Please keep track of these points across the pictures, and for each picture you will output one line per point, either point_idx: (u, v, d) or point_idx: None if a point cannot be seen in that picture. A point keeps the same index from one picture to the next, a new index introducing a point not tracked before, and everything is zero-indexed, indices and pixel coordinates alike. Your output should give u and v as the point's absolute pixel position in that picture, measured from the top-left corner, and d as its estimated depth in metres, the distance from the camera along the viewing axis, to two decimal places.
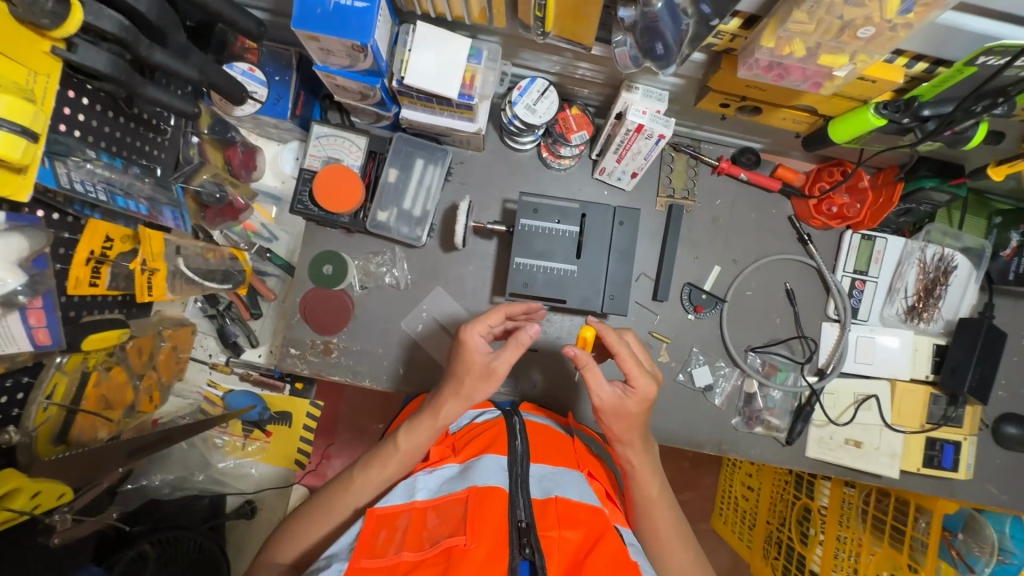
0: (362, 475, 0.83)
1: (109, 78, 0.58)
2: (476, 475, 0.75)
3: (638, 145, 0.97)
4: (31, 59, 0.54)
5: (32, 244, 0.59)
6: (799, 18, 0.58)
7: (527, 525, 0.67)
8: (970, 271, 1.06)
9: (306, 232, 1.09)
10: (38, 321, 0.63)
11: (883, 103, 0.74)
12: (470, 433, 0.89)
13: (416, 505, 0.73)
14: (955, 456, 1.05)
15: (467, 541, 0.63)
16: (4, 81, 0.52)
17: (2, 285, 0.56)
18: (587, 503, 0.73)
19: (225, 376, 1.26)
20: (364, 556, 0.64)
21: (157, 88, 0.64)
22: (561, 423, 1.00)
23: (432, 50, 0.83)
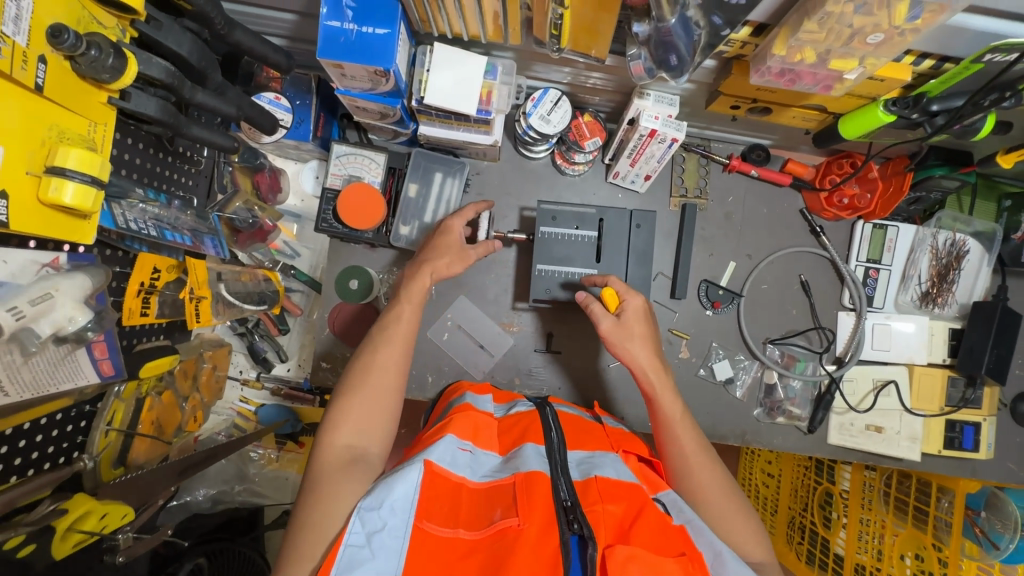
0: (390, 344, 0.86)
1: (156, 122, 0.62)
2: (519, 462, 0.78)
3: (651, 150, 1.00)
4: (90, 109, 0.58)
5: (94, 283, 0.64)
6: (810, 29, 0.60)
7: (572, 504, 0.70)
8: (983, 254, 1.08)
9: (331, 248, 1.12)
10: (101, 354, 0.71)
11: (892, 100, 0.76)
12: (506, 423, 0.91)
13: (467, 486, 0.75)
14: (975, 437, 1.07)
15: (520, 521, 0.66)
16: (71, 134, 0.57)
17: (72, 323, 0.61)
18: (626, 481, 0.75)
19: (257, 391, 1.31)
20: (425, 517, 0.68)
21: (199, 126, 0.67)
22: (591, 414, 1.02)
23: (448, 69, 0.86)
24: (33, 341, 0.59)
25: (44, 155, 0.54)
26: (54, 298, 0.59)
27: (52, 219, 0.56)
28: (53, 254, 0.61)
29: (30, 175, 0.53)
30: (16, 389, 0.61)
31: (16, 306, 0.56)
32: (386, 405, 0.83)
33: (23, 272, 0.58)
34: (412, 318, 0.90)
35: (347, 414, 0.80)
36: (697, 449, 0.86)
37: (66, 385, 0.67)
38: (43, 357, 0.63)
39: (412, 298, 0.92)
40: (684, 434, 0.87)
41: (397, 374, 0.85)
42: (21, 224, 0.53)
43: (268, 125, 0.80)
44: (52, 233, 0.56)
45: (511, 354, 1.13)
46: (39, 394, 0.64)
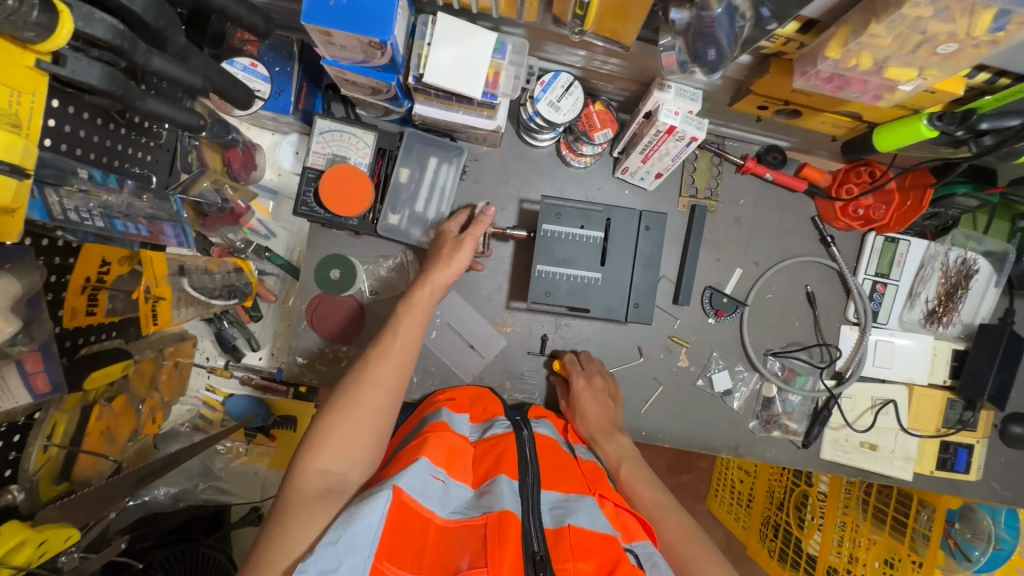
0: (382, 360, 0.81)
1: (104, 94, 0.51)
2: (492, 500, 0.73)
3: (667, 147, 0.92)
4: (12, 75, 0.46)
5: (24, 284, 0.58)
6: (876, 32, 0.53)
7: (542, 557, 0.66)
8: (991, 275, 1.05)
9: (310, 234, 1.02)
10: (34, 368, 0.64)
11: (937, 114, 0.71)
12: (482, 449, 0.86)
13: (435, 521, 0.69)
14: (967, 459, 1.07)
15: (488, 574, 0.62)
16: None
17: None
18: (602, 532, 0.70)
19: (224, 380, 1.22)
20: (385, 557, 0.62)
21: (156, 100, 0.58)
22: (563, 437, 0.96)
23: (453, 45, 0.76)
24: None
25: None
26: None
27: None
28: None
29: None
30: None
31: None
32: (373, 427, 0.76)
33: None
34: (409, 332, 0.85)
35: (330, 434, 0.73)
36: (654, 498, 0.86)
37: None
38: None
39: (409, 311, 0.87)
40: (641, 486, 0.88)
41: (389, 393, 0.79)
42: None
43: (243, 98, 0.72)
44: None
45: (502, 356, 1.07)
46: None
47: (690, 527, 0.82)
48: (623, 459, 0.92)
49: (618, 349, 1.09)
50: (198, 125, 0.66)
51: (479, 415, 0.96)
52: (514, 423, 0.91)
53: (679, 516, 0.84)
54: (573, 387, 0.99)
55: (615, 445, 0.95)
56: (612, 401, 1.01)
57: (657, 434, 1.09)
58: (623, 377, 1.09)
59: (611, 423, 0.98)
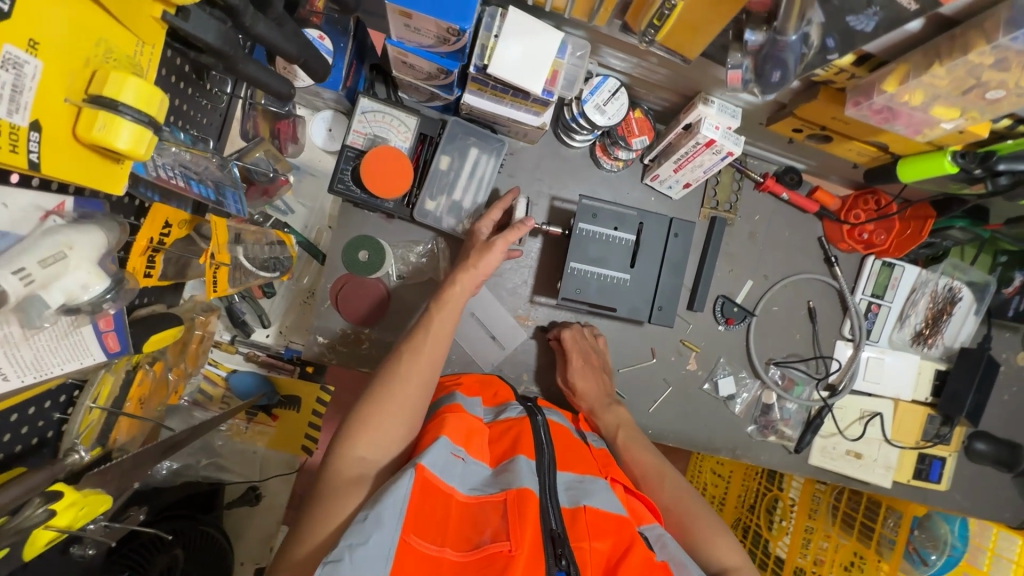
0: (416, 358, 0.80)
1: (211, 52, 0.51)
2: (510, 477, 0.73)
3: (702, 159, 0.96)
4: (140, 26, 0.49)
5: (111, 237, 0.49)
6: (937, 73, 0.59)
7: (560, 534, 0.68)
8: (973, 303, 1.15)
9: (341, 213, 1.01)
10: (107, 326, 0.54)
11: (961, 152, 0.78)
12: (498, 430, 0.85)
13: (456, 497, 0.70)
14: (940, 470, 1.17)
15: (511, 547, 0.63)
16: (118, 54, 0.48)
17: (87, 292, 0.47)
18: (616, 514, 0.72)
19: (229, 354, 1.18)
20: (411, 531, 0.63)
21: (257, 65, 0.56)
22: (573, 425, 0.97)
23: (520, 40, 0.77)
24: (43, 315, 0.45)
25: (90, 80, 0.45)
26: (68, 258, 0.45)
27: (84, 157, 0.46)
28: (60, 198, 0.47)
29: (68, 104, 0.44)
30: (13, 370, 0.46)
31: (22, 268, 0.42)
32: (407, 420, 0.76)
33: (23, 220, 0.44)
34: (441, 330, 0.84)
35: (364, 424, 0.73)
36: (653, 462, 0.92)
37: (66, 366, 0.51)
38: (49, 333, 0.48)
39: (442, 308, 0.85)
40: (639, 452, 0.94)
41: (422, 389, 0.79)
42: (53, 167, 0.43)
43: (322, 72, 0.69)
44: (80, 176, 0.46)
45: (522, 348, 1.08)
46: (43, 378, 0.48)
47: (685, 489, 0.89)
48: (620, 427, 0.98)
49: (632, 349, 1.13)
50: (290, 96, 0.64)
51: (490, 399, 0.95)
52: (527, 407, 0.90)
53: (676, 479, 0.90)
54: (571, 365, 1.01)
55: (613, 415, 0.99)
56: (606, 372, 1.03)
57: (662, 432, 1.14)
58: (636, 376, 1.12)
59: (609, 394, 1.02)
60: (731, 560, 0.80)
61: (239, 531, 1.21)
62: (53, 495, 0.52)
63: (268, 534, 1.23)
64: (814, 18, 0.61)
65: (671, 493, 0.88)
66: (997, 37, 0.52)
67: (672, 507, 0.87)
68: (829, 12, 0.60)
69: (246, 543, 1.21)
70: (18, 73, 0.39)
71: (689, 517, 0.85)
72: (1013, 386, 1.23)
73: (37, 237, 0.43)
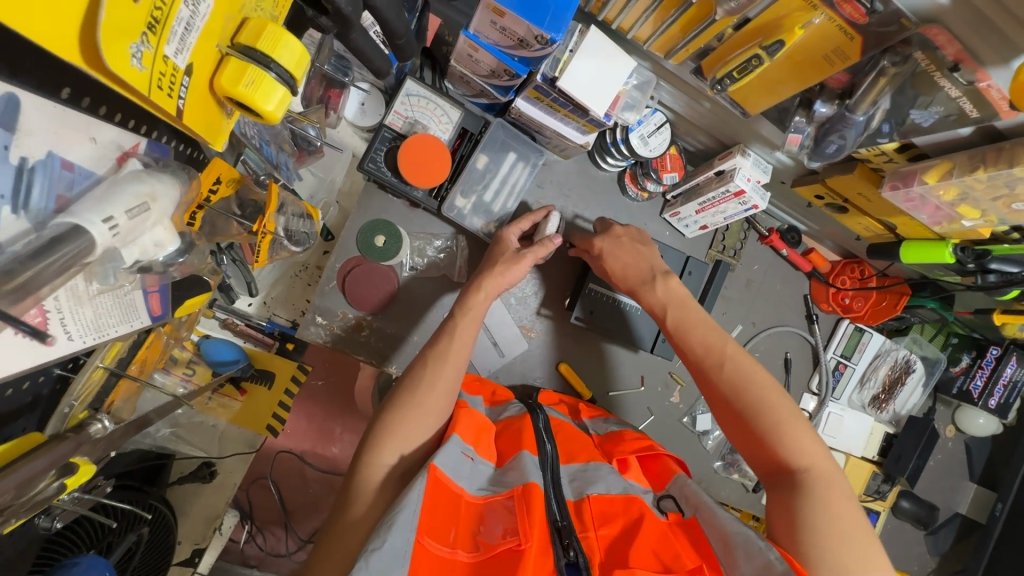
0: (442, 361, 0.79)
1: (332, 13, 0.47)
2: (516, 476, 0.72)
3: (726, 206, 0.98)
4: None
5: (182, 189, 0.46)
6: (979, 177, 0.65)
7: (565, 526, 0.67)
8: (924, 375, 1.28)
9: (364, 192, 0.97)
10: (153, 286, 0.49)
11: (961, 246, 0.86)
12: (500, 427, 0.84)
13: (466, 497, 0.69)
14: (874, 523, 1.29)
15: (521, 542, 0.62)
16: (263, 6, 0.45)
17: (159, 252, 0.44)
18: (623, 494, 0.72)
19: (205, 319, 1.08)
20: (425, 532, 0.62)
21: (360, 34, 0.53)
22: (572, 418, 0.94)
23: (596, 60, 0.77)
24: (116, 272, 0.42)
25: (238, 29, 0.42)
26: (150, 210, 0.42)
27: (207, 104, 0.42)
28: (136, 138, 0.45)
29: (217, 49, 0.41)
30: (77, 330, 0.41)
31: (112, 216, 0.39)
32: (432, 427, 0.75)
33: (103, 158, 0.42)
34: (465, 335, 0.83)
35: (391, 429, 0.73)
36: (714, 345, 0.81)
37: (118, 329, 0.46)
38: (112, 294, 0.44)
39: (467, 311, 0.85)
40: (694, 336, 0.83)
41: (447, 396, 0.77)
42: (190, 114, 0.40)
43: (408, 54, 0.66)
44: (198, 127, 0.41)
45: (518, 359, 1.07)
46: (101, 340, 0.44)
47: (749, 375, 0.77)
48: (672, 306, 0.86)
49: (623, 375, 1.12)
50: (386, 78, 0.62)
51: (490, 399, 0.94)
52: (528, 404, 0.88)
53: (739, 364, 0.79)
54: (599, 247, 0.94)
55: (663, 291, 0.88)
56: (642, 244, 0.95)
57: None
58: (626, 401, 1.12)
59: (652, 269, 0.90)
60: (804, 459, 0.70)
61: (182, 508, 1.08)
62: (66, 469, 0.47)
63: (214, 514, 1.10)
64: (882, 105, 0.66)
65: (731, 383, 0.77)
66: None
67: (735, 397, 0.76)
68: (898, 101, 0.64)
69: (190, 523, 1.09)
70: (194, 11, 0.36)
71: (752, 410, 0.75)
72: (938, 452, 1.38)
73: (118, 185, 0.40)
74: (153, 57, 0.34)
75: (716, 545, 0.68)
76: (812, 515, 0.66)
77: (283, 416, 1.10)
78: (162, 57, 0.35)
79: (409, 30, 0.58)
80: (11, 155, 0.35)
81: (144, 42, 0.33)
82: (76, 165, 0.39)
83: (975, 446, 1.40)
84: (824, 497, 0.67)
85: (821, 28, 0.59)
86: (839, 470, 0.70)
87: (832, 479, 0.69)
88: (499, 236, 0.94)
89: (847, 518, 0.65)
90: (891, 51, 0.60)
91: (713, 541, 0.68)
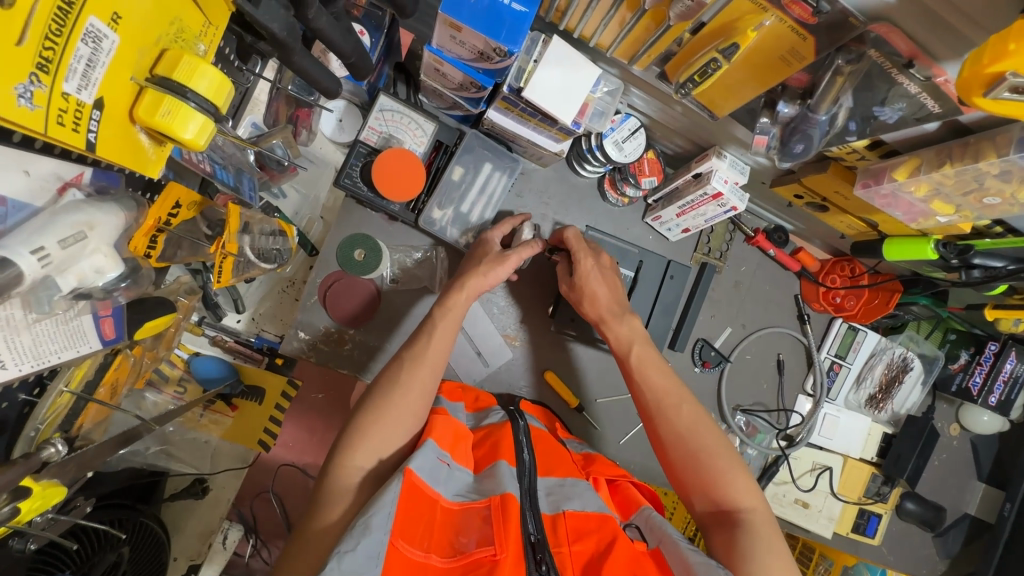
0: (419, 364, 0.79)
1: (272, 40, 0.48)
2: (493, 484, 0.72)
3: (705, 209, 0.97)
4: (210, 7, 0.47)
5: (126, 217, 0.49)
6: (946, 172, 0.64)
7: (538, 540, 0.65)
8: (922, 373, 1.26)
9: (343, 207, 0.98)
10: (105, 311, 0.51)
11: (943, 241, 0.84)
12: (480, 436, 0.84)
13: (441, 503, 0.68)
14: (876, 526, 1.26)
15: (496, 551, 0.62)
16: (185, 36, 0.45)
17: (99, 277, 0.46)
18: (597, 512, 0.71)
19: (194, 337, 1.08)
20: (400, 535, 0.61)
21: (308, 57, 0.54)
22: (551, 430, 0.95)
23: (561, 70, 0.77)
24: (52, 299, 0.44)
25: (155, 63, 0.43)
26: (87, 239, 0.44)
27: (125, 139, 0.43)
28: (78, 169, 0.46)
29: (132, 82, 0.41)
30: (13, 358, 0.43)
31: (42, 247, 0.40)
32: (409, 429, 0.76)
33: (41, 190, 0.44)
34: (443, 337, 0.83)
35: (366, 431, 0.73)
36: (670, 385, 0.82)
37: (64, 355, 0.48)
38: (53, 320, 0.46)
39: (448, 314, 0.84)
40: (654, 372, 0.83)
41: (423, 398, 0.78)
42: (105, 146, 0.41)
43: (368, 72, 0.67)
44: (116, 159, 0.42)
45: (503, 368, 1.07)
46: (40, 367, 0.45)
47: (702, 418, 0.79)
48: (635, 342, 0.87)
49: (610, 382, 1.11)
50: (338, 96, 0.63)
51: (472, 405, 0.94)
52: (510, 412, 0.88)
53: (692, 406, 0.80)
54: (581, 267, 0.92)
55: (627, 326, 0.88)
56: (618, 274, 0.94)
57: (628, 465, 1.11)
58: (615, 408, 1.11)
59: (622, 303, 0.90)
60: (744, 500, 0.73)
61: (177, 524, 1.11)
62: (21, 492, 0.48)
63: (208, 529, 1.13)
64: (844, 103, 0.65)
65: (686, 423, 0.78)
66: (1006, 152, 0.57)
67: (687, 437, 0.77)
68: (859, 99, 0.64)
69: (184, 539, 1.11)
70: (96, 47, 0.37)
71: (703, 450, 0.76)
72: (943, 452, 1.35)
73: (57, 215, 0.42)
74: (48, 95, 0.35)
75: (679, 572, 0.67)
76: (755, 555, 0.68)
77: (276, 430, 1.10)
78: (60, 95, 0.36)
79: (358, 48, 0.58)
80: None
81: (34, 82, 0.34)
82: (10, 199, 0.41)
83: (981, 444, 1.37)
84: (766, 538, 0.69)
85: (773, 30, 0.59)
86: (773, 513, 0.74)
87: (768, 522, 0.72)
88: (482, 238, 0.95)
89: (784, 559, 0.69)
90: (844, 50, 0.59)
91: (676, 570, 0.68)
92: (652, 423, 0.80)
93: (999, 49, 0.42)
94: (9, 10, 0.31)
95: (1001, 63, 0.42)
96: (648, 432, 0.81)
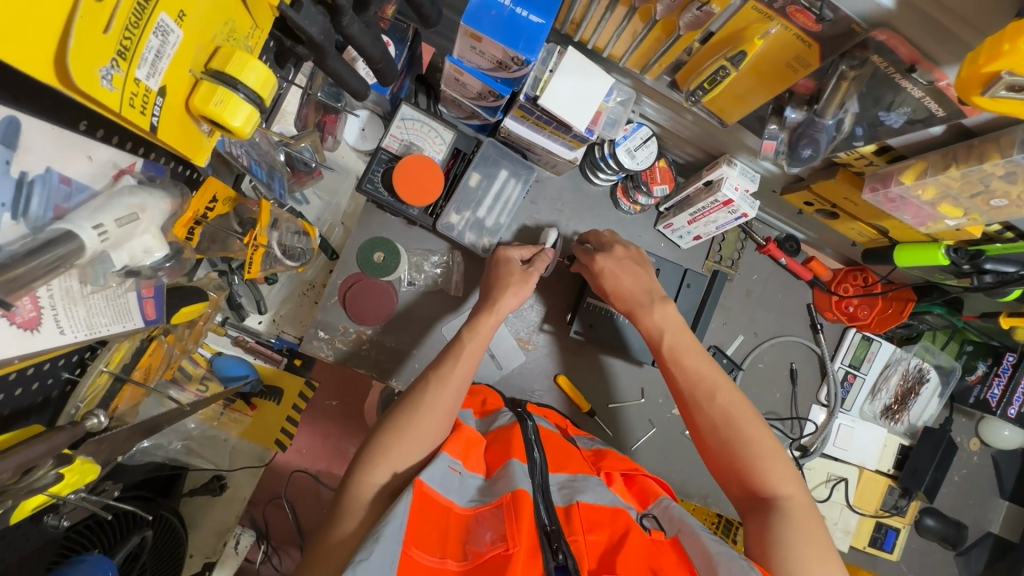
0: (443, 386, 0.80)
1: (309, 43, 0.52)
2: (504, 483, 0.72)
3: (716, 216, 0.98)
4: (259, 11, 0.51)
5: (172, 203, 0.53)
6: (952, 175, 0.66)
7: (554, 529, 0.66)
8: (938, 385, 1.26)
9: (363, 212, 1.02)
10: (147, 292, 0.55)
11: (954, 247, 0.85)
12: (490, 439, 0.85)
13: (455, 509, 0.69)
14: (894, 540, 1.24)
15: (509, 546, 0.63)
16: (236, 36, 0.49)
17: (148, 257, 0.50)
18: (611, 505, 0.71)
19: (217, 337, 1.09)
20: (413, 544, 0.63)
21: (340, 62, 0.58)
22: (561, 429, 0.96)
23: (574, 78, 0.80)
24: (106, 274, 0.48)
25: (211, 58, 0.47)
26: (140, 220, 0.48)
27: (182, 127, 0.47)
28: (132, 158, 0.51)
29: (190, 74, 0.46)
30: (70, 325, 0.46)
31: (101, 223, 0.45)
32: (425, 451, 0.77)
33: (99, 175, 0.48)
34: (468, 361, 0.84)
35: (386, 449, 0.75)
36: (705, 372, 0.83)
37: (113, 328, 0.51)
38: (103, 295, 0.49)
39: (474, 336, 0.86)
40: (688, 359, 0.84)
41: (445, 420, 0.79)
42: (165, 130, 0.45)
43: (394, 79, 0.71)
44: (174, 143, 0.46)
45: (516, 371, 1.08)
46: (93, 337, 0.49)
47: (739, 404, 0.79)
48: (668, 330, 0.87)
49: (622, 387, 1.12)
50: (365, 100, 0.67)
51: (480, 410, 0.95)
52: (517, 413, 0.88)
53: (728, 392, 0.81)
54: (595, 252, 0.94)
55: (659, 314, 0.88)
56: (639, 264, 0.94)
57: None
58: (626, 413, 1.12)
59: (644, 291, 0.91)
60: (782, 490, 0.73)
61: (195, 520, 1.11)
62: (65, 459, 0.51)
63: (224, 527, 1.13)
64: (850, 108, 0.67)
65: (722, 411, 0.79)
66: (1010, 153, 0.59)
67: (723, 426, 0.78)
68: (864, 104, 0.66)
69: (200, 535, 1.11)
70: (164, 40, 0.41)
71: (739, 438, 0.76)
72: (963, 467, 1.32)
73: (114, 198, 0.47)
74: (124, 79, 0.38)
75: (697, 556, 0.67)
76: (793, 547, 0.67)
77: (292, 431, 1.17)
78: (133, 80, 0.39)
79: (385, 55, 0.62)
80: (13, 169, 0.40)
81: (114, 66, 0.37)
82: (74, 180, 0.45)
83: (1003, 459, 1.34)
84: (805, 529, 0.69)
85: (779, 37, 0.62)
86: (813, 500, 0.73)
87: (807, 510, 0.71)
88: (500, 254, 0.96)
89: (825, 549, 0.68)
90: (848, 56, 0.62)
91: (695, 558, 0.67)
92: (688, 410, 0.82)
93: (995, 50, 0.44)
94: (100, 2, 0.34)
95: (997, 63, 0.44)
96: (685, 418, 0.83)
